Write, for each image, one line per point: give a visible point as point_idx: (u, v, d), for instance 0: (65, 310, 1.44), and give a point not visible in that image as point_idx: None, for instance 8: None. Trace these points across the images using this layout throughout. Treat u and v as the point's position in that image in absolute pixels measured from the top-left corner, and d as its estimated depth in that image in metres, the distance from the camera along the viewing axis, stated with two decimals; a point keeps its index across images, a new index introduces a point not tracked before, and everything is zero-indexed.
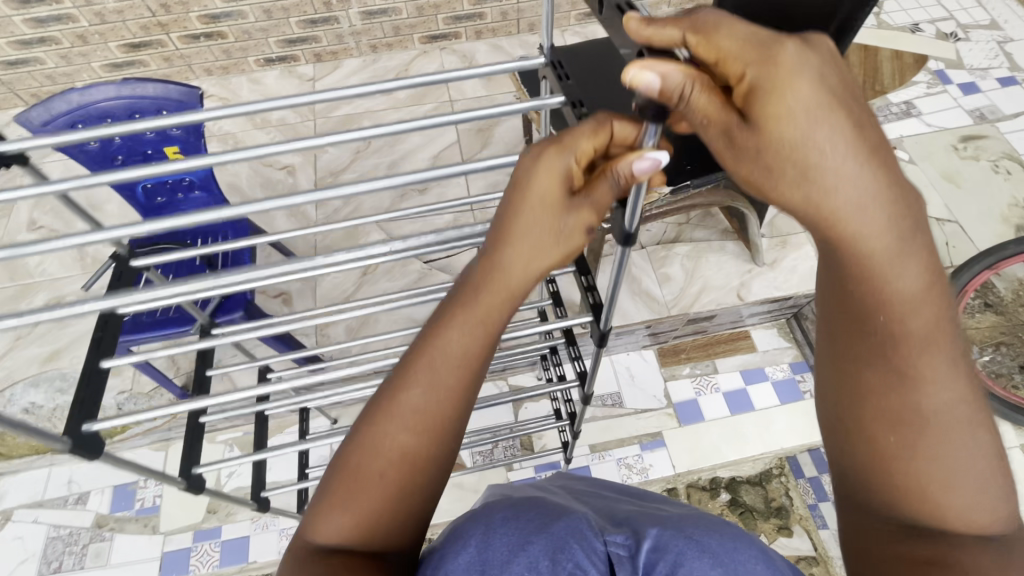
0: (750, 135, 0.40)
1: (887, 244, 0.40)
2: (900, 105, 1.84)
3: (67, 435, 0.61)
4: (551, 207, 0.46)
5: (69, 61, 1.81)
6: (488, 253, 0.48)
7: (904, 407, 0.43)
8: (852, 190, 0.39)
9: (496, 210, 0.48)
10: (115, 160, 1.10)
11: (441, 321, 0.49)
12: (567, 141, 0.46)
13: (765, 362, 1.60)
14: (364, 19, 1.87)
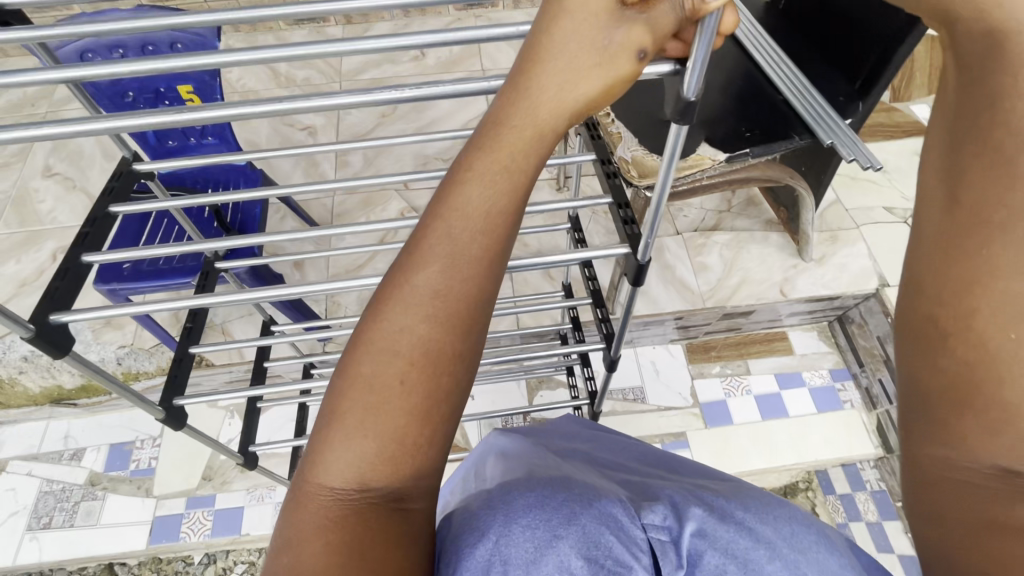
0: None
1: None
2: None
3: (33, 322, 0.54)
4: (595, 23, 0.37)
5: None
6: (519, 105, 0.38)
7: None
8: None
9: (523, 49, 0.38)
10: (126, 96, 1.03)
11: (460, 192, 0.38)
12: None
13: (803, 367, 1.48)
14: None
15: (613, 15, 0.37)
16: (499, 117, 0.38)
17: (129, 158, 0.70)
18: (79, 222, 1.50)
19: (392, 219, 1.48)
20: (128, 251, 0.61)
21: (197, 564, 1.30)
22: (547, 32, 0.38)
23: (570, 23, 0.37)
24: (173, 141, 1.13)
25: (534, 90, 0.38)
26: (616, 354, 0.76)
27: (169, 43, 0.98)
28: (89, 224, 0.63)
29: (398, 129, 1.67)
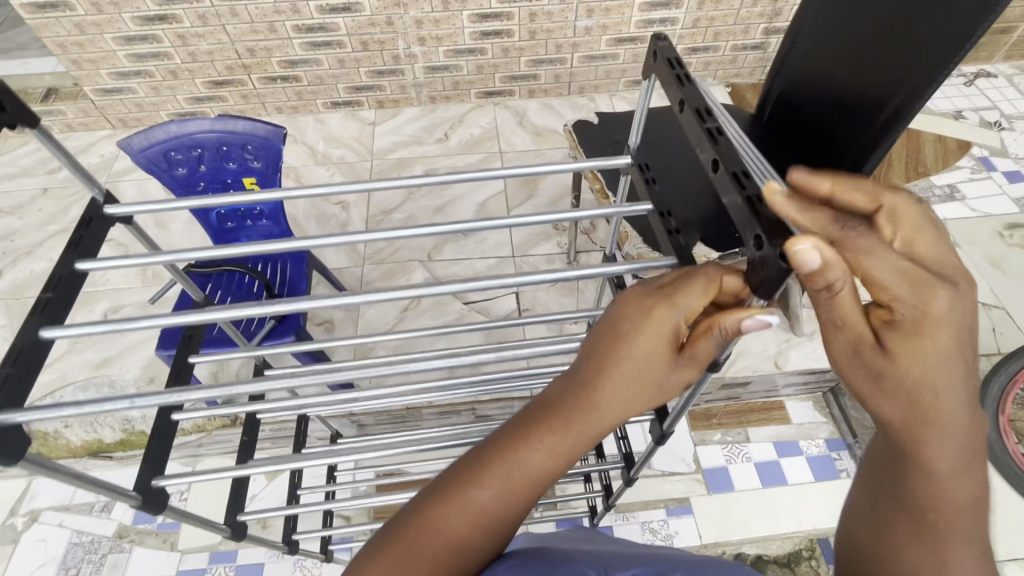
0: (876, 355, 0.39)
1: (950, 452, 0.39)
2: (943, 188, 1.85)
3: (137, 489, 0.64)
4: (659, 356, 0.46)
5: (157, 92, 1.98)
6: (588, 380, 0.47)
7: None
8: (946, 389, 0.38)
9: (601, 334, 0.48)
10: (199, 185, 1.18)
11: (528, 435, 0.45)
12: (674, 295, 0.46)
13: (800, 436, 1.56)
14: (428, 73, 2.01)
15: (666, 355, 0.47)
16: (570, 383, 0.48)
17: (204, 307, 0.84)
18: (129, 286, 1.63)
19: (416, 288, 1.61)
20: (205, 411, 0.74)
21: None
22: (620, 335, 0.47)
23: (642, 338, 0.46)
24: (231, 223, 1.29)
25: (596, 382, 0.46)
26: (634, 475, 0.87)
27: (241, 145, 1.14)
28: (173, 376, 0.73)
29: (423, 205, 1.84)
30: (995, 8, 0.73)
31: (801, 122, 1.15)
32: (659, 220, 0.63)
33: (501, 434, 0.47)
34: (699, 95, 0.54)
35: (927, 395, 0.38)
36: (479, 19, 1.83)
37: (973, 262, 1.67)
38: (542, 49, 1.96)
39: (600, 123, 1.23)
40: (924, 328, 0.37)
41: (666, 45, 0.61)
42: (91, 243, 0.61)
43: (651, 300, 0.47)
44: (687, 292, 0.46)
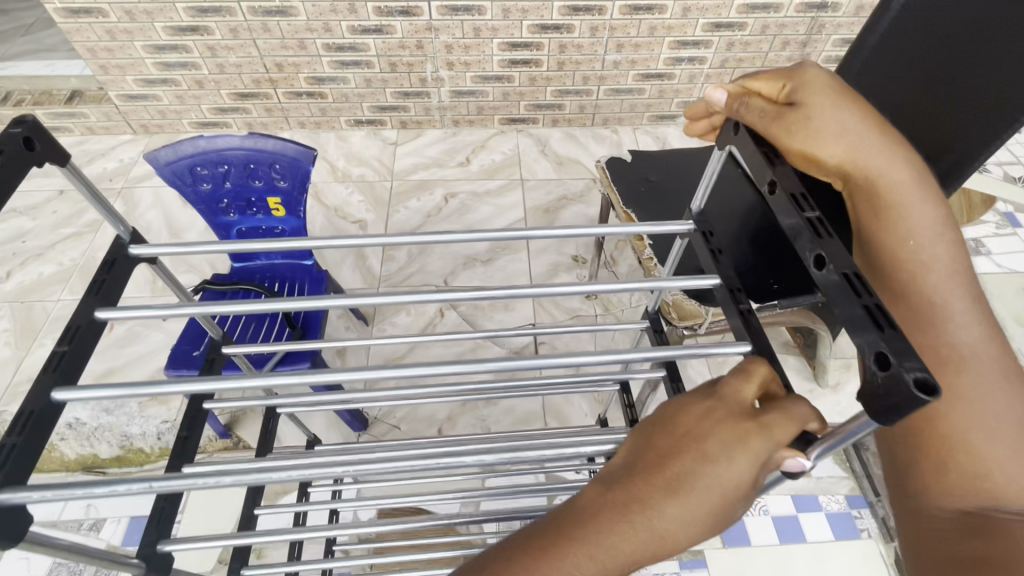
0: (800, 116, 0.49)
1: (915, 206, 0.49)
2: (969, 242, 1.83)
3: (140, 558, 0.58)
4: (740, 491, 0.37)
5: (182, 101, 1.98)
6: (649, 499, 0.37)
7: (945, 350, 0.46)
8: (827, 121, 0.49)
9: (669, 444, 0.39)
10: (221, 203, 1.16)
11: (563, 556, 0.36)
12: (773, 431, 0.38)
13: (820, 491, 1.50)
14: (453, 97, 2.00)
15: (745, 495, 0.37)
16: (624, 492, 0.38)
17: (218, 343, 0.79)
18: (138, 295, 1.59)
19: (431, 314, 1.58)
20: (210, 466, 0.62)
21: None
22: (697, 455, 0.38)
23: (721, 465, 0.37)
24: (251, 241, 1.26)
25: (656, 501, 0.37)
26: None
27: (269, 164, 1.11)
28: (187, 422, 0.67)
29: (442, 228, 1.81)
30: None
31: None
32: (727, 295, 0.56)
33: (531, 542, 0.37)
34: (792, 177, 0.47)
35: (831, 126, 0.49)
36: (508, 47, 1.84)
37: (1000, 320, 1.64)
38: (569, 80, 1.96)
39: (633, 162, 1.21)
40: (858, 151, 0.49)
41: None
42: (113, 288, 0.56)
43: (740, 422, 0.39)
44: (785, 429, 0.39)
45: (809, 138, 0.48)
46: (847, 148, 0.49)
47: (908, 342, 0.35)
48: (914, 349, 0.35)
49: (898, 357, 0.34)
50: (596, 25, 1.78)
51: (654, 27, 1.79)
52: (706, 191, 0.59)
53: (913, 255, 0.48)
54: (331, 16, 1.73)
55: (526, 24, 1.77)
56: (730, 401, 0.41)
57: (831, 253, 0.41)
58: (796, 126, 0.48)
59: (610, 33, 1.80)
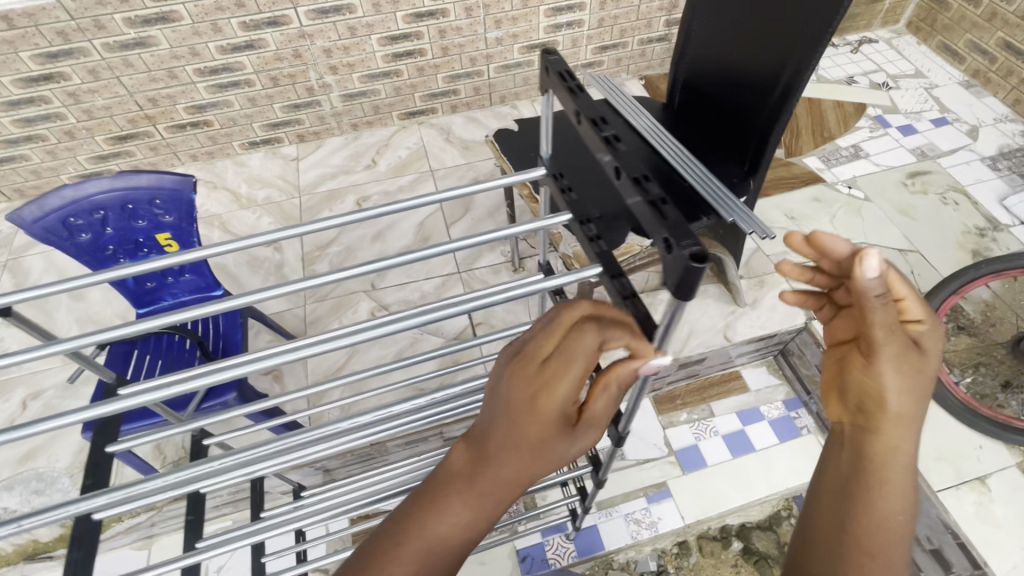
0: (910, 353, 0.52)
1: (912, 424, 0.51)
2: (849, 149, 1.98)
3: None
4: (565, 424, 0.48)
5: (55, 156, 1.85)
6: (499, 447, 0.47)
7: (887, 511, 0.49)
8: (928, 356, 0.53)
9: (507, 399, 0.47)
10: (106, 250, 1.10)
11: (444, 504, 0.47)
12: (576, 365, 0.47)
13: (760, 402, 1.61)
14: (345, 101, 1.97)
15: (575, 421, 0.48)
16: (481, 445, 0.48)
17: (114, 386, 0.74)
18: (49, 366, 1.50)
19: (363, 319, 1.56)
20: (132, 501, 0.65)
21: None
22: (529, 403, 0.47)
23: (545, 411, 0.46)
24: (151, 282, 1.19)
25: (503, 445, 0.47)
26: (604, 475, 0.85)
27: (148, 201, 1.07)
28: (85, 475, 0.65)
29: (359, 234, 1.79)
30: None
31: (710, 102, 1.20)
32: (579, 228, 0.60)
33: (422, 498, 0.49)
34: (593, 105, 0.51)
35: (917, 362, 0.52)
36: (388, 41, 1.82)
37: (885, 213, 1.79)
38: (457, 64, 1.97)
39: (520, 129, 1.24)
40: (919, 397, 0.52)
41: (556, 58, 0.57)
42: None
43: (555, 364, 0.47)
44: (583, 359, 0.47)
45: (893, 364, 0.51)
46: (906, 391, 0.51)
47: (680, 219, 0.40)
48: (688, 229, 0.39)
49: (677, 239, 0.39)
50: (469, 5, 1.79)
51: None
52: (549, 138, 0.63)
53: (900, 450, 0.51)
54: (196, 40, 1.66)
55: (400, 15, 1.76)
56: (550, 346, 0.48)
57: (624, 162, 0.45)
58: (901, 350, 0.52)
59: (485, 11, 1.82)
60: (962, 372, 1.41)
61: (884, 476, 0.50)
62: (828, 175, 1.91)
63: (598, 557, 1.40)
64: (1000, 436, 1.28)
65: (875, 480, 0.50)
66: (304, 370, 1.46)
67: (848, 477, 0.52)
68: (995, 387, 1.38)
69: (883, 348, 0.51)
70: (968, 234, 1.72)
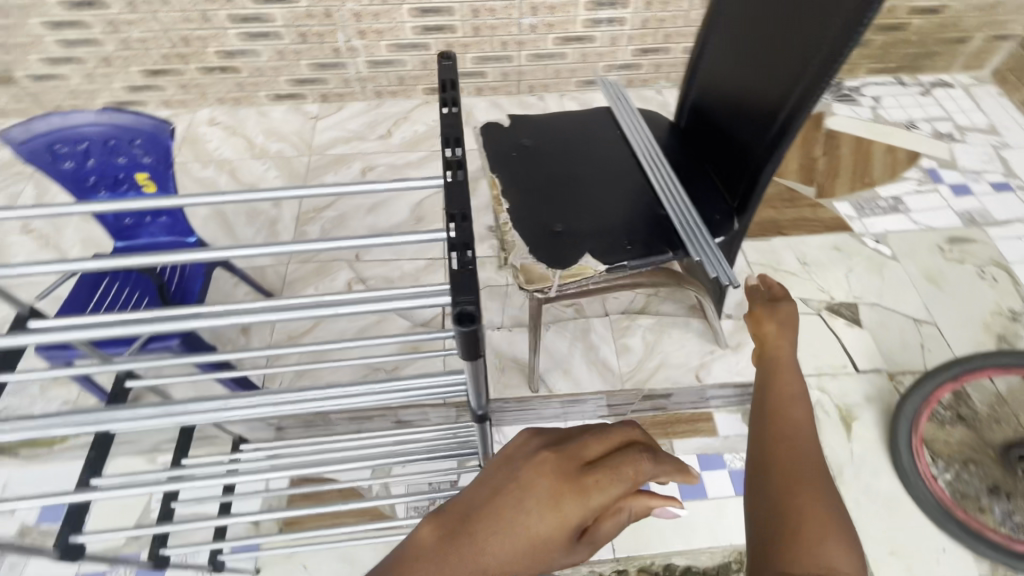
0: (777, 312, 0.81)
1: (789, 357, 0.74)
2: (888, 200, 1.82)
3: None
4: (571, 526, 0.51)
5: (92, 80, 1.92)
6: (496, 528, 0.49)
7: (789, 413, 0.65)
8: (788, 317, 0.81)
9: (527, 475, 0.53)
10: (87, 181, 1.14)
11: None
12: (618, 469, 0.54)
13: (724, 449, 1.48)
14: (371, 67, 1.96)
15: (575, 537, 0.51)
16: (477, 521, 0.50)
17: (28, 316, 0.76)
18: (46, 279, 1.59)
19: (340, 288, 1.58)
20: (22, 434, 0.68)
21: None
22: (551, 487, 0.52)
23: (562, 502, 0.51)
24: (129, 219, 1.24)
25: (508, 519, 0.50)
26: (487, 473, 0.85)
27: (129, 140, 1.10)
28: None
29: (358, 202, 1.79)
30: (860, 28, 0.75)
31: (711, 127, 1.12)
32: None
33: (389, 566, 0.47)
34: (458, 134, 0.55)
35: (785, 320, 0.80)
36: (420, 13, 1.80)
37: (910, 277, 1.64)
38: (487, 46, 1.91)
39: (510, 126, 1.19)
40: (790, 339, 0.77)
41: (451, 71, 0.61)
42: None
43: (586, 464, 0.54)
44: (623, 471, 0.54)
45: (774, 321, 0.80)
46: (780, 332, 0.78)
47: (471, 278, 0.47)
48: (472, 287, 0.46)
49: (458, 294, 0.46)
50: None
51: None
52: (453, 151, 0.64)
53: (786, 372, 0.72)
54: None
55: None
56: (583, 450, 0.56)
57: (451, 202, 0.50)
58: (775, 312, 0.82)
59: None
60: (947, 466, 1.29)
61: (780, 389, 0.69)
62: (857, 224, 1.76)
63: None
64: (970, 543, 1.18)
65: (773, 395, 0.68)
66: (272, 327, 1.48)
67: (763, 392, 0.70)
68: (981, 489, 1.26)
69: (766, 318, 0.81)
70: (998, 315, 1.56)
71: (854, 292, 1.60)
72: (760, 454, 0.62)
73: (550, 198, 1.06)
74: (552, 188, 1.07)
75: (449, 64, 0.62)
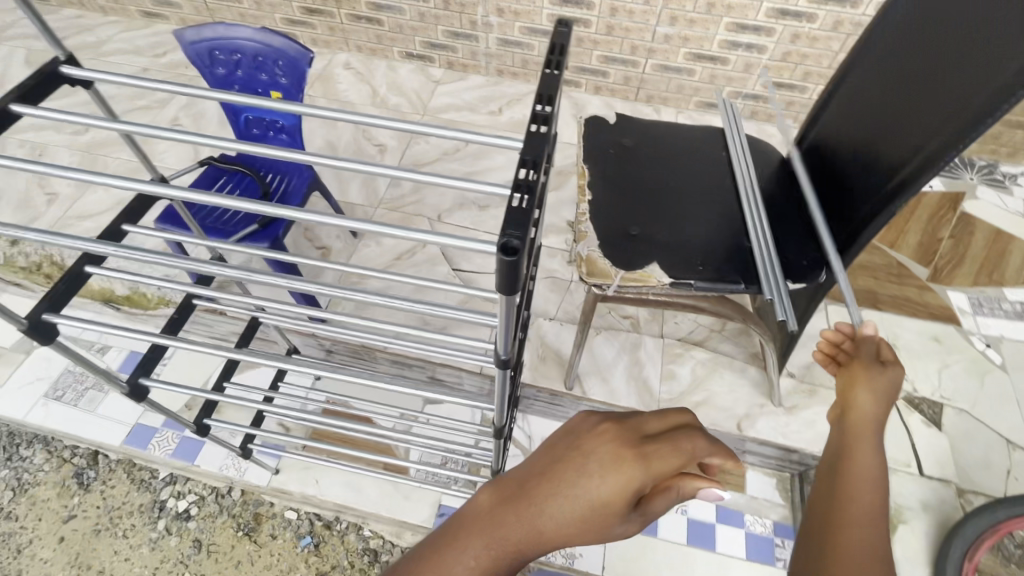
0: (875, 364, 0.76)
1: (874, 411, 0.70)
2: (1013, 305, 1.62)
3: (27, 318, 0.69)
4: (628, 492, 0.52)
5: (259, 7, 2.14)
6: (555, 492, 0.53)
7: (857, 459, 0.63)
8: (890, 373, 0.75)
9: (587, 444, 0.55)
10: (231, 88, 1.27)
11: (471, 534, 0.53)
12: (675, 441, 0.55)
13: (748, 509, 1.40)
14: (500, 46, 2.02)
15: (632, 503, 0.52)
16: (537, 486, 0.54)
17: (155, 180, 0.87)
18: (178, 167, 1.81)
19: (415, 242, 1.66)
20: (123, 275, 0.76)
21: (159, 480, 1.55)
22: (608, 455, 0.53)
23: (618, 467, 0.52)
24: (257, 130, 1.39)
25: (566, 484, 0.53)
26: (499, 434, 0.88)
27: (274, 60, 1.22)
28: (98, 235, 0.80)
29: (454, 167, 1.87)
30: (1018, 93, 0.68)
31: (825, 170, 1.05)
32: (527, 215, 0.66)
33: (460, 520, 0.56)
34: (553, 90, 0.55)
35: (884, 373, 0.75)
36: (560, 2, 1.82)
37: (1016, 394, 1.45)
38: (616, 47, 1.91)
39: (614, 124, 1.18)
40: (882, 394, 0.72)
41: (564, 36, 0.61)
42: (38, 94, 0.66)
43: (645, 437, 0.55)
44: (678, 443, 0.55)
45: (869, 373, 0.75)
46: (875, 385, 0.73)
47: (519, 215, 0.46)
48: (520, 222, 0.45)
49: (507, 227, 0.45)
50: None
51: (712, 3, 1.70)
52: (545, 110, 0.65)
53: (868, 422, 0.68)
54: None
55: None
56: (639, 425, 0.57)
57: (526, 149, 0.50)
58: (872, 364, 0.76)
59: (664, 3, 1.74)
60: None
61: (857, 437, 0.66)
62: (968, 321, 1.58)
63: None
64: None
65: (848, 441, 0.66)
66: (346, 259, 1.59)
67: (839, 437, 0.68)
68: None
69: (860, 368, 0.77)
70: None
71: (942, 391, 1.44)
72: (820, 497, 0.61)
73: (636, 200, 1.05)
74: (639, 191, 1.06)
75: (565, 32, 0.62)
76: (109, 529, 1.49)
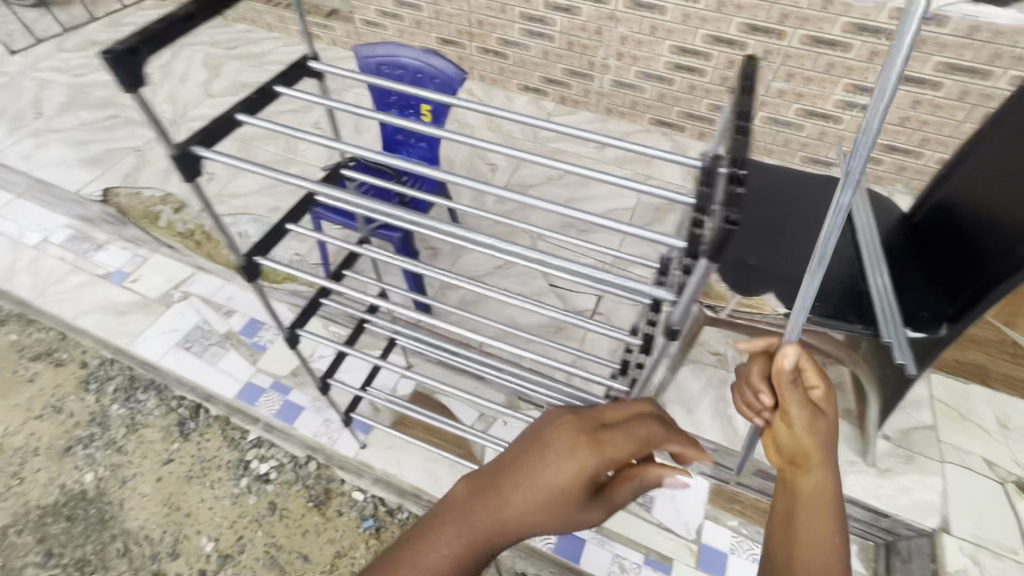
0: (819, 416, 0.65)
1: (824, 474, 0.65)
2: None
3: (245, 255, 0.85)
4: (586, 477, 0.61)
5: (400, 35, 2.42)
6: (520, 480, 0.61)
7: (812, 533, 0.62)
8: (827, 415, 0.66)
9: (546, 437, 0.64)
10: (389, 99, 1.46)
11: (440, 527, 0.60)
12: (629, 430, 0.65)
13: None
14: (614, 86, 2.16)
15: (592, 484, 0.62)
16: (503, 476, 0.62)
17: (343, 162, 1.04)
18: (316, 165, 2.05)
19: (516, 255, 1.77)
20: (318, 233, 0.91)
21: (246, 441, 1.71)
22: (567, 447, 0.62)
23: (576, 457, 0.61)
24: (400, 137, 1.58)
25: (528, 475, 0.61)
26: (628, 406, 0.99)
27: (431, 77, 1.39)
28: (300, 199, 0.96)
29: (557, 191, 1.99)
30: None
31: (952, 229, 1.06)
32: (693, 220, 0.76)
33: (426, 519, 0.62)
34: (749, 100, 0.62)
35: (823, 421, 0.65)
36: (678, 51, 1.94)
37: None
38: (727, 97, 1.99)
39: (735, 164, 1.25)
40: (828, 454, 0.65)
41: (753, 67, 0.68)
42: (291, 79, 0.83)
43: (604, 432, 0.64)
44: (632, 432, 0.65)
45: (815, 435, 0.65)
46: (821, 450, 0.65)
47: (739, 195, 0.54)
48: (738, 200, 0.53)
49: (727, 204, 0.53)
50: (770, 49, 1.80)
51: (833, 64, 1.75)
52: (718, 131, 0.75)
53: (818, 488, 0.64)
54: None
55: (701, 33, 1.86)
56: (596, 419, 0.66)
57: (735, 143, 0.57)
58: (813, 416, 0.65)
59: (783, 60, 1.81)
60: None
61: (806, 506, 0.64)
62: None
63: (567, 567, 1.39)
64: None
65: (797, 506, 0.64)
66: (454, 261, 1.72)
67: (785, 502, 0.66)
68: None
69: (801, 419, 0.66)
70: None
71: None
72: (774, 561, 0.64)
73: (754, 234, 1.10)
74: (759, 223, 1.12)
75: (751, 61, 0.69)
76: (198, 478, 1.65)
